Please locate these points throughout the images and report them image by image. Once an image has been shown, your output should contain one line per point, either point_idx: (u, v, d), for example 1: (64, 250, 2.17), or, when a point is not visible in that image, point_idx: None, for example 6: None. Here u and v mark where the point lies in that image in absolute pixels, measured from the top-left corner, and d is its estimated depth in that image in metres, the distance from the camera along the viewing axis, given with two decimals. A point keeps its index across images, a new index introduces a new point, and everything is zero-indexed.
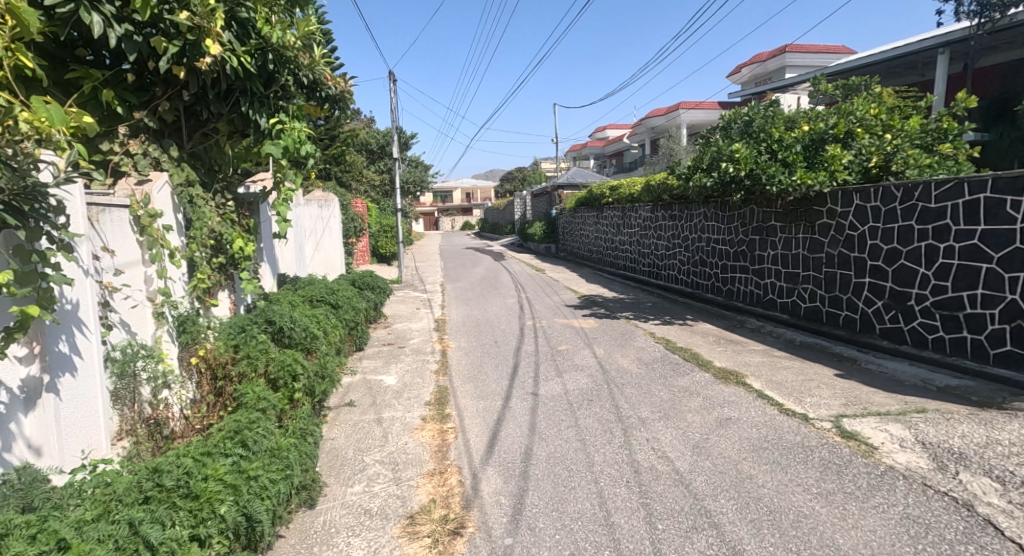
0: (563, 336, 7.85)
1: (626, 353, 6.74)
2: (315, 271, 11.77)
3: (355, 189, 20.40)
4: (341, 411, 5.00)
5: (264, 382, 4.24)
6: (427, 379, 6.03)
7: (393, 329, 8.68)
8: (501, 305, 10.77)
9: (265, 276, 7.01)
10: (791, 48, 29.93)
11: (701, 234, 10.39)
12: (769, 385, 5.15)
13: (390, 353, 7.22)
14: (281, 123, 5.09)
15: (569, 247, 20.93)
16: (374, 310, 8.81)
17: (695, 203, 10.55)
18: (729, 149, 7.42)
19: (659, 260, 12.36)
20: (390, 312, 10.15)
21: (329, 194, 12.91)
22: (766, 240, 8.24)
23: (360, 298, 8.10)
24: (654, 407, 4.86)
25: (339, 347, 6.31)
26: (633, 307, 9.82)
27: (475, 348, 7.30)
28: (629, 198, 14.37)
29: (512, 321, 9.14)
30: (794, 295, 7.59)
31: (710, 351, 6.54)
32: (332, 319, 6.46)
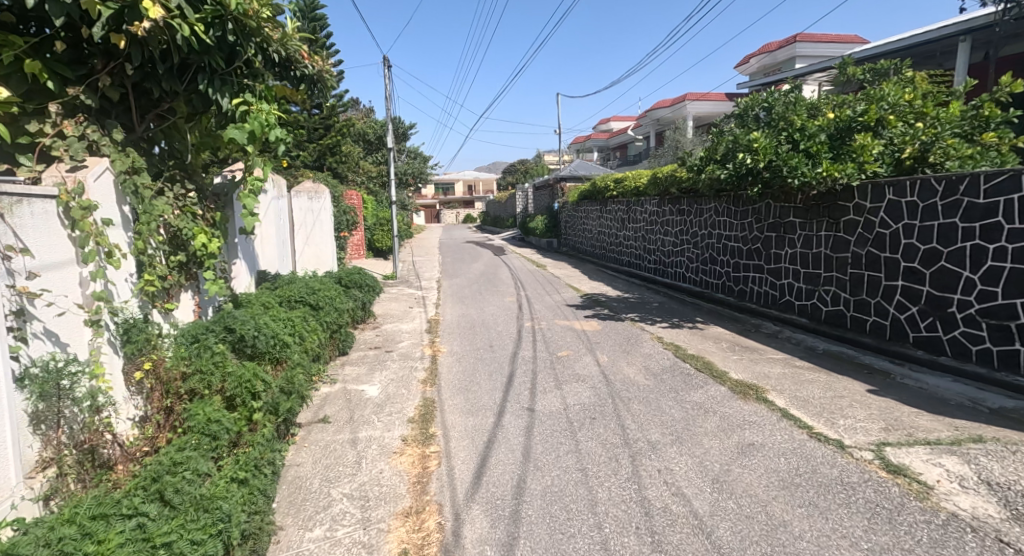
0: (563, 340, 7.28)
1: (632, 361, 6.18)
2: (304, 266, 11.50)
3: (351, 180, 19.82)
4: (312, 431, 4.44)
5: (218, 401, 3.69)
6: (413, 390, 5.47)
7: (382, 331, 8.11)
8: (499, 304, 10.20)
9: (239, 276, 6.47)
10: (801, 38, 29.15)
11: (711, 230, 9.81)
12: (795, 403, 4.58)
13: (375, 359, 6.65)
14: (245, 104, 4.52)
15: (572, 242, 20.36)
16: (362, 310, 8.24)
17: (705, 197, 9.97)
18: (747, 139, 6.84)
19: (666, 257, 11.79)
20: (382, 310, 9.61)
21: (321, 185, 12.35)
22: (783, 238, 7.65)
23: (346, 299, 7.53)
24: (664, 428, 4.30)
25: (316, 354, 5.74)
26: (640, 307, 9.26)
27: (468, 353, 6.75)
28: (635, 192, 13.76)
29: (509, 322, 8.59)
30: (815, 298, 7.01)
31: (725, 360, 5.96)
32: (310, 323, 5.90)
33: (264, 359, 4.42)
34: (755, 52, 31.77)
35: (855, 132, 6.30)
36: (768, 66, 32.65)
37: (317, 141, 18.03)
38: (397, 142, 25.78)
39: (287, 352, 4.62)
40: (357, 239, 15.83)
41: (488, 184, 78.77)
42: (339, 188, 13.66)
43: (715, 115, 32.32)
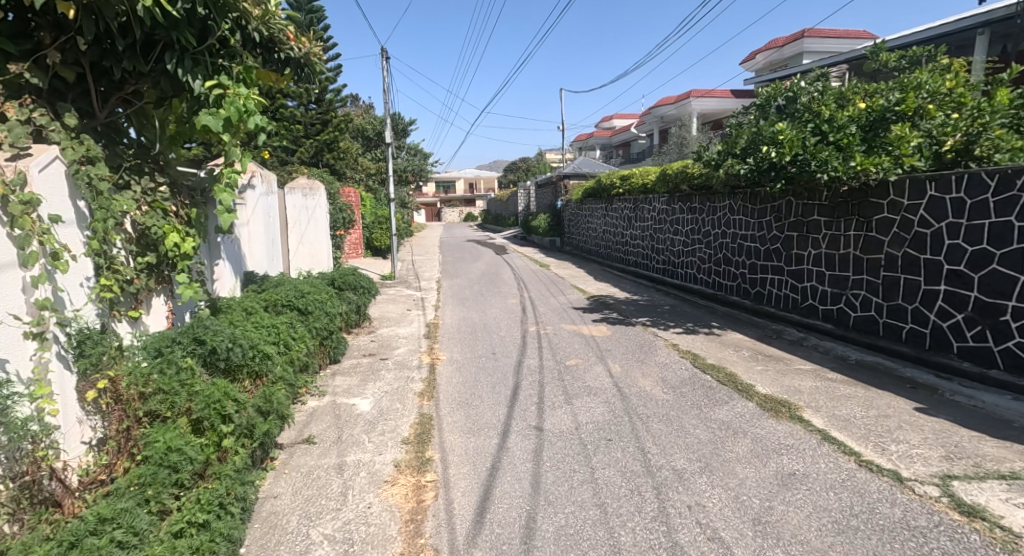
0: (571, 347, 6.80)
1: (647, 372, 5.69)
2: (298, 265, 11.18)
3: (349, 177, 19.32)
4: (294, 454, 3.96)
5: (184, 423, 3.21)
6: (409, 404, 4.99)
7: (378, 336, 7.63)
8: (501, 306, 9.71)
9: (219, 278, 5.98)
10: (809, 34, 28.62)
11: (725, 229, 9.32)
12: (835, 423, 4.09)
13: (369, 368, 6.17)
14: (220, 87, 4.03)
15: (576, 240, 19.86)
16: (356, 314, 7.76)
17: (719, 194, 9.48)
18: (770, 130, 6.34)
19: (676, 257, 11.30)
20: (378, 313, 9.13)
21: (316, 181, 11.86)
22: (806, 237, 7.16)
23: (338, 302, 7.04)
24: (690, 453, 3.81)
25: (303, 364, 5.25)
26: (650, 310, 8.78)
27: (469, 361, 6.27)
28: (642, 189, 13.26)
29: (513, 326, 8.10)
30: (842, 302, 6.52)
31: (749, 371, 5.48)
32: (296, 330, 5.41)
33: (240, 374, 3.94)
34: (761, 47, 31.24)
35: (890, 123, 5.81)
36: (774, 62, 32.11)
37: (314, 136, 17.60)
38: (397, 138, 25.32)
39: (267, 365, 4.13)
40: (355, 238, 15.38)
41: (489, 182, 78.27)
42: (336, 185, 13.20)
43: (720, 112, 31.79)
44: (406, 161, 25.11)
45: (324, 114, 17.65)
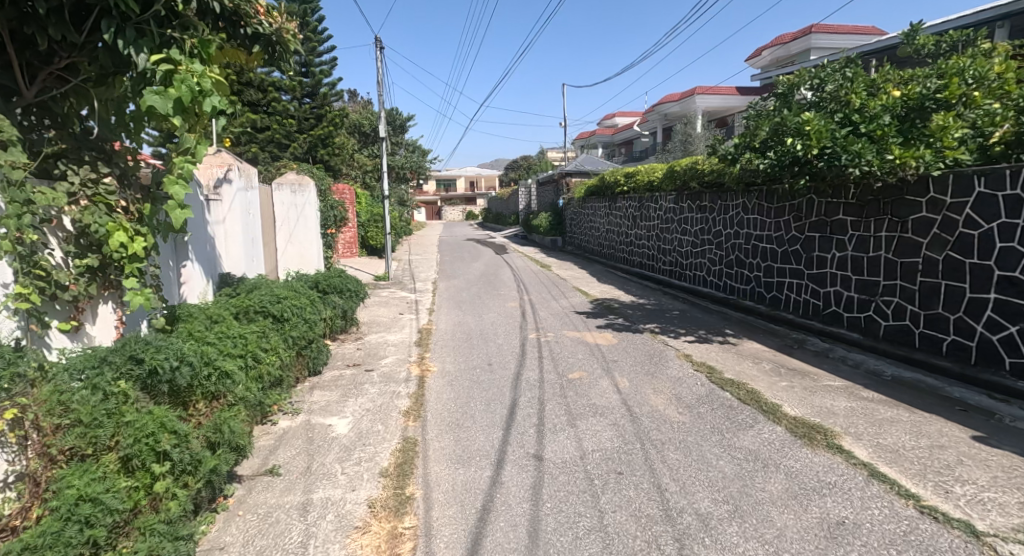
0: (574, 358, 6.24)
1: (659, 388, 5.14)
2: (289, 265, 10.92)
3: (343, 174, 18.75)
4: (253, 490, 3.40)
5: (110, 460, 2.64)
6: (391, 426, 4.43)
7: (365, 343, 7.08)
8: (500, 310, 9.15)
9: (186, 283, 5.45)
10: (817, 29, 27.98)
11: (737, 229, 8.77)
12: (883, 454, 3.52)
13: (352, 380, 5.62)
14: (170, 63, 3.47)
15: (577, 240, 19.34)
16: (341, 319, 7.21)
17: (731, 192, 8.92)
18: (794, 120, 5.76)
19: (684, 258, 10.75)
20: (368, 317, 8.56)
21: (306, 177, 11.28)
22: (829, 239, 6.61)
23: (320, 307, 6.48)
24: (715, 492, 3.25)
25: (274, 379, 4.70)
26: (659, 316, 8.22)
27: (462, 374, 5.71)
28: (649, 187, 12.69)
29: (511, 332, 7.54)
30: (871, 310, 5.97)
31: (772, 387, 4.91)
32: (268, 340, 4.86)
33: (192, 396, 3.37)
34: (767, 44, 30.70)
35: (929, 112, 5.23)
36: (781, 59, 31.49)
37: (308, 131, 17.06)
38: (395, 135, 24.76)
39: (225, 384, 3.57)
40: (349, 237, 15.25)
41: (491, 180, 77.63)
42: (328, 182, 12.65)
43: (725, 110, 31.21)
44: (405, 158, 24.56)
45: (318, 108, 17.17)
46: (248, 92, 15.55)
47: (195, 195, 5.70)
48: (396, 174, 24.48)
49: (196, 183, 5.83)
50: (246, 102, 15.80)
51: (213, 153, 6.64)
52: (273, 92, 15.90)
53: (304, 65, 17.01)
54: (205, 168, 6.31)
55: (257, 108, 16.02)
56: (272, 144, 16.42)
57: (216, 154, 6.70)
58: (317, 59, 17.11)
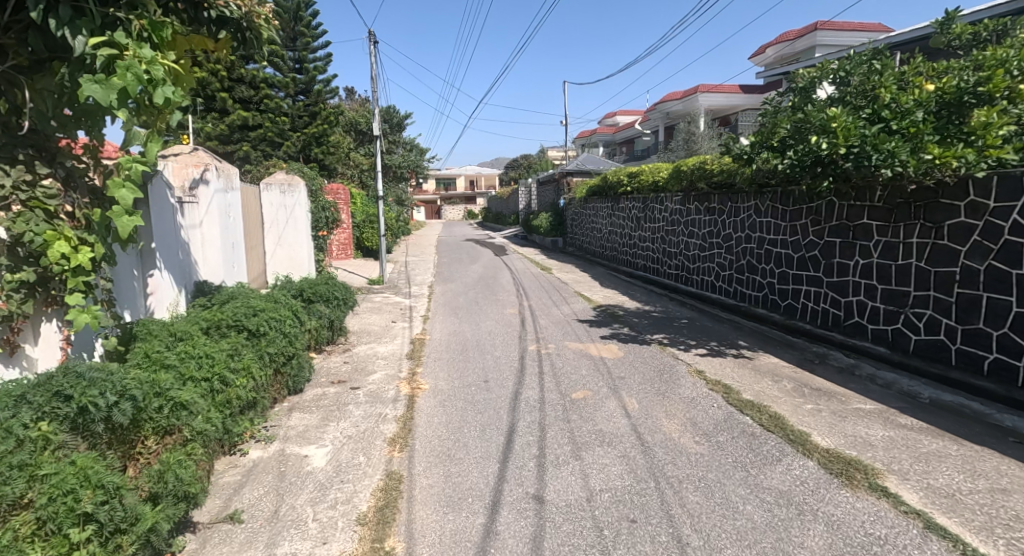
0: (578, 374, 5.78)
1: (671, 410, 4.67)
2: (278, 268, 10.58)
3: (339, 173, 18.28)
4: (207, 543, 2.93)
5: (20, 524, 2.15)
6: (374, 458, 3.96)
7: (353, 356, 6.61)
8: (498, 318, 8.68)
9: (153, 296, 4.99)
10: (822, 26, 27.52)
11: (749, 233, 8.32)
12: (937, 500, 3.05)
13: (335, 400, 5.15)
14: (114, 47, 3.00)
15: (578, 241, 18.91)
16: (327, 330, 6.74)
17: (742, 193, 8.45)
18: (818, 116, 5.27)
19: (691, 262, 10.30)
20: (358, 326, 8.10)
21: (297, 177, 10.75)
22: (851, 244, 6.15)
23: (302, 318, 6.01)
24: (746, 548, 2.78)
25: (245, 403, 4.24)
26: (666, 325, 7.75)
27: (456, 393, 5.25)
28: (653, 187, 12.23)
29: (509, 343, 7.08)
30: (900, 322, 5.50)
31: (798, 412, 4.44)
32: (239, 359, 4.39)
33: (142, 429, 2.94)
34: (772, 42, 30.24)
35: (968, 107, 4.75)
36: (785, 56, 31.03)
37: (302, 130, 16.58)
38: (392, 133, 24.28)
39: (179, 417, 3.11)
40: (342, 239, 15.01)
41: (490, 178, 77.06)
42: (321, 182, 12.17)
43: (728, 108, 30.76)
44: (403, 156, 24.07)
45: (312, 106, 16.69)
46: (239, 88, 15.06)
47: (165, 196, 5.25)
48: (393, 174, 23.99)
49: (167, 184, 5.38)
50: (238, 99, 15.31)
51: (188, 152, 6.21)
52: (265, 89, 15.42)
53: (297, 62, 16.53)
54: (178, 167, 5.89)
55: (248, 105, 15.52)
56: (264, 142, 15.93)
57: (191, 153, 6.27)
58: (311, 55, 16.64)
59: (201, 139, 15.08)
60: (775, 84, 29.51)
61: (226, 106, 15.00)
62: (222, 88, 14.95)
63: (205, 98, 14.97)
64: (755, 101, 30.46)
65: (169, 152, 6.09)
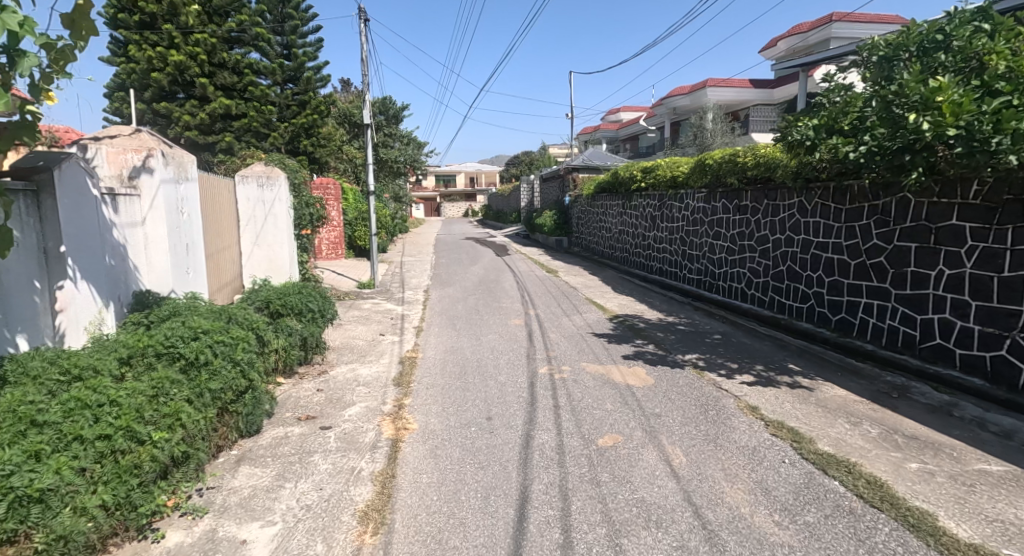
0: (601, 409, 4.69)
1: (732, 469, 3.58)
2: (256, 271, 9.56)
3: (330, 168, 17.21)
4: None
5: None
6: (337, 548, 2.87)
7: (330, 382, 5.51)
8: (501, 330, 7.60)
9: (65, 317, 3.87)
10: (838, 16, 26.51)
11: (791, 235, 7.27)
12: None
13: (298, 447, 4.04)
14: None
15: (584, 240, 17.88)
16: (299, 349, 5.65)
17: (784, 189, 7.39)
18: (914, 90, 4.16)
19: (717, 266, 9.25)
20: (340, 342, 7.00)
21: (277, 170, 9.70)
22: (932, 250, 5.08)
23: (264, 336, 4.96)
24: None
25: (170, 461, 3.15)
26: (696, 343, 6.68)
27: (451, 438, 4.17)
28: (672, 183, 11.15)
29: (515, 365, 6.00)
30: (1004, 349, 4.42)
31: (903, 475, 3.35)
32: (166, 401, 3.32)
33: None
34: (784, 35, 29.23)
35: None
36: (796, 49, 29.98)
37: (290, 120, 15.51)
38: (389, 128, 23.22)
39: (26, 517, 2.29)
40: (333, 237, 14.35)
41: (490, 175, 76.06)
42: (306, 175, 11.03)
43: (737, 103, 29.70)
44: (400, 150, 22.89)
45: (301, 95, 15.59)
46: (221, 74, 13.98)
47: (84, 185, 4.13)
48: (389, 168, 22.87)
49: (89, 172, 4.30)
50: (220, 86, 14.23)
51: (128, 133, 5.15)
52: (250, 75, 14.34)
53: (285, 47, 15.39)
54: (113, 153, 4.86)
55: (231, 92, 14.46)
56: (249, 133, 14.86)
57: (132, 135, 5.20)
58: (301, 40, 15.50)
59: (179, 129, 13.97)
60: (786, 78, 28.45)
61: (206, 92, 13.90)
62: (202, 74, 13.84)
63: (184, 84, 13.85)
64: (766, 96, 29.35)
65: (105, 134, 5.05)
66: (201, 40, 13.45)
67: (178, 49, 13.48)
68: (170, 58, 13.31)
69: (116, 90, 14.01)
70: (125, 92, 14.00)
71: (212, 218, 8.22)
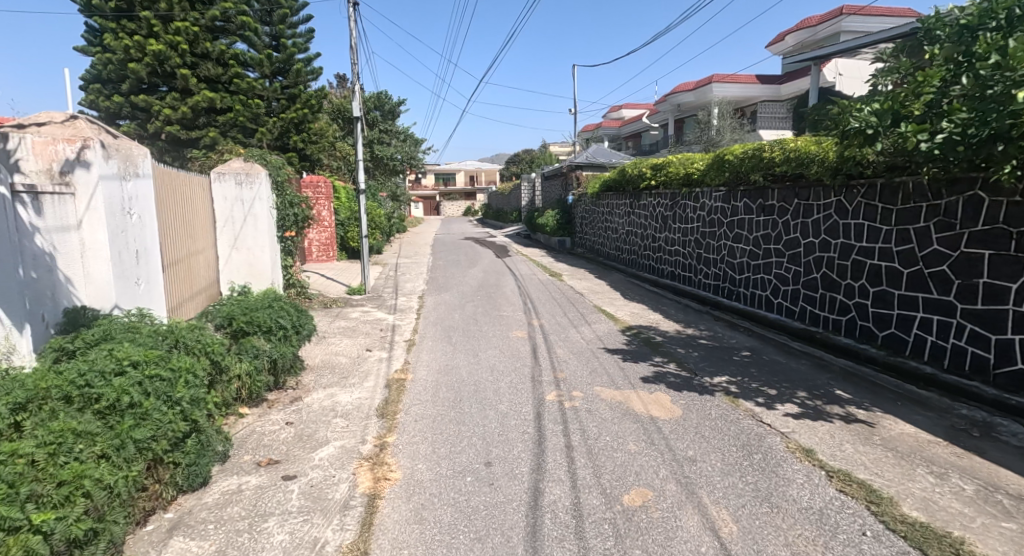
0: (623, 452, 3.90)
1: (799, 545, 2.78)
2: (235, 277, 8.81)
3: (322, 165, 16.43)
4: None
5: None
6: None
7: (302, 413, 4.71)
8: (501, 345, 6.81)
9: None
10: (847, 10, 25.85)
11: (827, 239, 6.48)
12: None
13: (251, 507, 3.25)
14: None
15: (589, 241, 17.11)
16: (267, 373, 4.85)
17: (818, 187, 6.60)
18: (1021, 62, 3.33)
19: (738, 271, 8.47)
20: (321, 360, 6.21)
21: (258, 167, 8.91)
22: (1014, 258, 4.28)
23: (217, 362, 4.17)
24: None
25: (65, 546, 2.39)
26: (723, 361, 5.89)
27: (440, 494, 3.39)
28: (686, 181, 10.38)
29: (517, 391, 5.20)
30: None
31: None
32: (66, 461, 2.58)
33: None
34: (792, 28, 28.50)
35: None
36: (804, 43, 29.24)
37: (279, 114, 14.73)
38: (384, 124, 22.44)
39: None
40: (323, 239, 13.68)
41: (489, 174, 75.31)
42: (291, 172, 10.24)
43: (743, 99, 28.91)
44: (397, 146, 22.06)
45: (291, 88, 14.77)
46: (204, 65, 13.27)
47: None
48: (385, 166, 22.08)
49: None
50: (203, 78, 13.51)
51: (61, 122, 4.42)
52: (235, 67, 13.61)
53: (274, 38, 14.52)
54: (40, 143, 4.10)
55: (215, 85, 13.72)
56: (235, 129, 14.09)
57: (67, 122, 4.47)
58: (290, 30, 14.65)
59: (160, 124, 13.25)
60: (795, 73, 27.56)
61: (188, 85, 13.17)
62: (184, 64, 13.13)
63: (164, 75, 13.15)
64: (771, 92, 28.38)
65: (32, 122, 4.29)
66: (182, 28, 12.77)
67: (157, 38, 12.79)
68: (148, 48, 12.58)
69: (92, 82, 13.25)
70: (102, 84, 13.25)
71: (180, 219, 7.45)
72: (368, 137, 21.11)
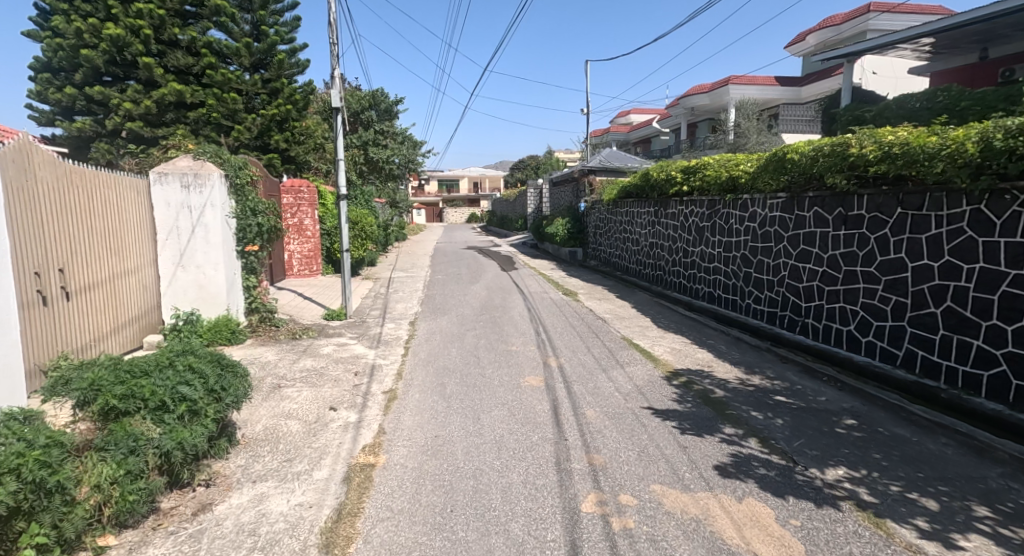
0: None
1: None
2: (181, 302, 7.11)
3: (307, 167, 14.80)
4: None
5: None
6: None
7: (199, 541, 2.96)
8: (510, 401, 5.09)
9: None
10: (875, 7, 24.21)
11: (955, 261, 4.77)
12: None
13: None
14: None
15: (604, 253, 15.39)
16: (155, 474, 3.13)
17: (941, 190, 4.89)
18: None
19: (806, 297, 6.77)
20: (261, 428, 4.50)
21: (212, 166, 7.21)
22: None
23: (30, 481, 2.42)
24: None
25: None
26: (825, 437, 4.16)
27: None
28: (729, 186, 8.66)
29: (536, 494, 3.47)
30: None
31: None
32: None
33: None
34: (815, 27, 26.88)
35: None
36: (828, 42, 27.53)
37: (259, 111, 13.12)
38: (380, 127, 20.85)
39: None
40: (306, 250, 12.09)
41: (494, 181, 73.83)
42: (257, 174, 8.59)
43: (764, 100, 27.17)
44: (393, 149, 20.46)
45: (272, 82, 13.14)
46: (172, 54, 11.79)
47: None
48: (381, 170, 20.48)
49: None
50: (171, 69, 12.02)
51: None
52: (207, 56, 12.05)
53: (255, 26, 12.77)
54: None
55: (185, 76, 12.20)
56: (209, 126, 12.55)
57: None
58: (272, 17, 12.83)
59: (120, 119, 11.74)
60: (815, 75, 25.87)
61: (153, 75, 11.68)
62: (148, 53, 11.65)
63: (124, 65, 11.65)
64: (792, 94, 26.73)
65: None
66: (145, 11, 11.27)
67: (116, 21, 11.31)
68: (104, 31, 11.12)
69: (42, 71, 11.78)
70: (53, 74, 11.77)
71: (97, 232, 5.75)
72: (362, 138, 19.55)
